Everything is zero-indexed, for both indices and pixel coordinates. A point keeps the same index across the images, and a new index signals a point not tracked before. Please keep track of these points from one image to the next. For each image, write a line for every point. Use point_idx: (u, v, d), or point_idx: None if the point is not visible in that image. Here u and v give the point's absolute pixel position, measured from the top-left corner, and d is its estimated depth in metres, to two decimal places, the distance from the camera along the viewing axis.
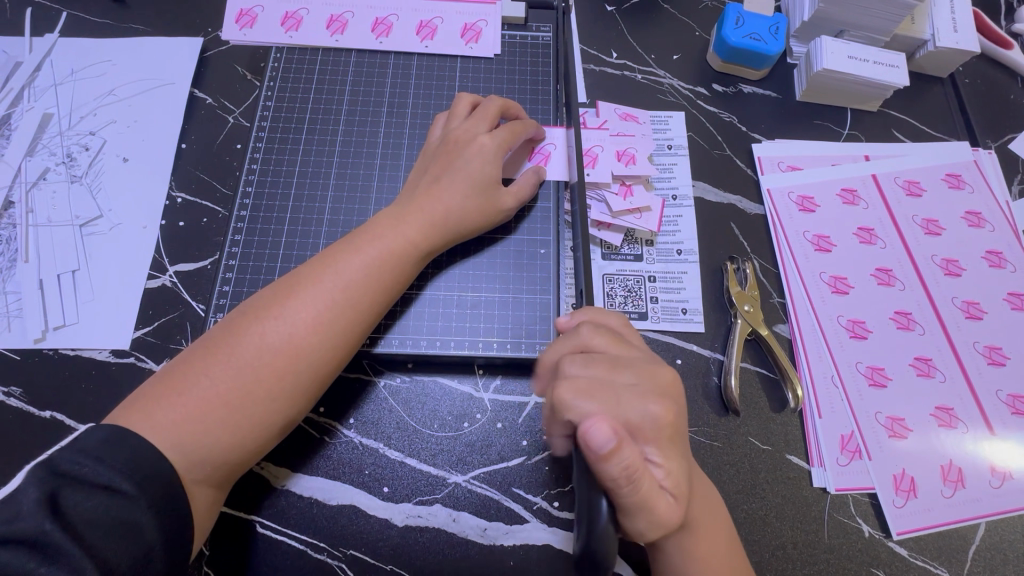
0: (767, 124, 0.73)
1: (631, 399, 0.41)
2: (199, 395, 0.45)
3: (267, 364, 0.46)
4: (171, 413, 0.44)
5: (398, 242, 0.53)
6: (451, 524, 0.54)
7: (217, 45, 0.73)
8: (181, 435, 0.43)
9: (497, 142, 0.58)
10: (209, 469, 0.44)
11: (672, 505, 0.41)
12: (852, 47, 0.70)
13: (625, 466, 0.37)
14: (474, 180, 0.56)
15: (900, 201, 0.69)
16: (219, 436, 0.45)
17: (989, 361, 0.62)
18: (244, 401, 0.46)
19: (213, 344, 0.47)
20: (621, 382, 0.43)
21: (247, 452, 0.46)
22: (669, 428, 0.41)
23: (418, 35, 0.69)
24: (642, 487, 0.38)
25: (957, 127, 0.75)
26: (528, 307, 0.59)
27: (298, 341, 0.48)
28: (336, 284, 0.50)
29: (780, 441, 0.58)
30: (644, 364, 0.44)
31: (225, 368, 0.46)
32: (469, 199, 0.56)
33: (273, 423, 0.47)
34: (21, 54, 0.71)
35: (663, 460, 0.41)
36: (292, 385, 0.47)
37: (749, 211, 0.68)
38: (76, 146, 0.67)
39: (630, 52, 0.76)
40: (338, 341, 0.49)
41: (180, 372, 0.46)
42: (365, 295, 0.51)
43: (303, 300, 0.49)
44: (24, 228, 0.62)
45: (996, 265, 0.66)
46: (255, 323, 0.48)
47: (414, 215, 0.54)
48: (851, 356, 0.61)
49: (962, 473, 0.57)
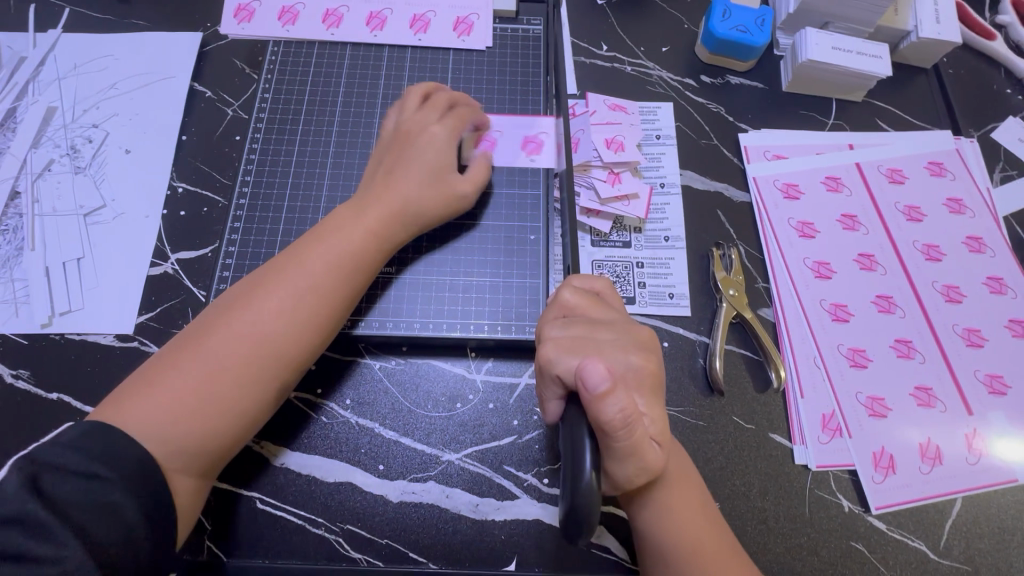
0: (753, 114, 0.75)
1: (614, 352, 0.44)
2: (172, 388, 0.47)
3: (237, 355, 0.48)
4: (147, 406, 0.46)
5: (360, 233, 0.55)
6: (444, 500, 0.56)
7: (216, 39, 0.75)
8: (157, 426, 0.45)
9: (446, 132, 0.60)
10: (187, 457, 0.46)
11: (659, 451, 0.43)
12: (836, 39, 0.72)
13: (622, 408, 0.39)
14: (428, 170, 0.58)
15: (883, 188, 0.70)
16: (194, 423, 0.46)
17: (968, 342, 0.64)
18: (218, 390, 0.48)
19: (184, 342, 0.49)
20: (605, 339, 0.45)
21: (224, 440, 0.48)
22: (650, 376, 0.45)
23: (412, 28, 0.71)
24: (636, 433, 0.40)
25: (941, 117, 0.76)
26: (519, 291, 0.61)
27: (264, 331, 0.49)
28: (299, 275, 0.52)
29: (763, 421, 0.60)
30: (624, 323, 0.47)
31: (196, 362, 0.48)
32: (425, 187, 0.57)
33: (246, 412, 0.49)
34: (26, 49, 0.73)
35: (649, 407, 0.43)
36: (262, 373, 0.49)
37: (735, 198, 0.70)
38: (79, 138, 0.69)
39: (619, 45, 0.77)
40: (305, 328, 0.51)
41: (154, 369, 0.48)
42: (331, 286, 0.52)
43: (267, 293, 0.51)
44: (30, 217, 0.64)
45: (976, 249, 0.68)
46: (225, 318, 0.50)
47: (373, 208, 0.56)
48: (834, 339, 0.63)
49: (939, 450, 0.59)
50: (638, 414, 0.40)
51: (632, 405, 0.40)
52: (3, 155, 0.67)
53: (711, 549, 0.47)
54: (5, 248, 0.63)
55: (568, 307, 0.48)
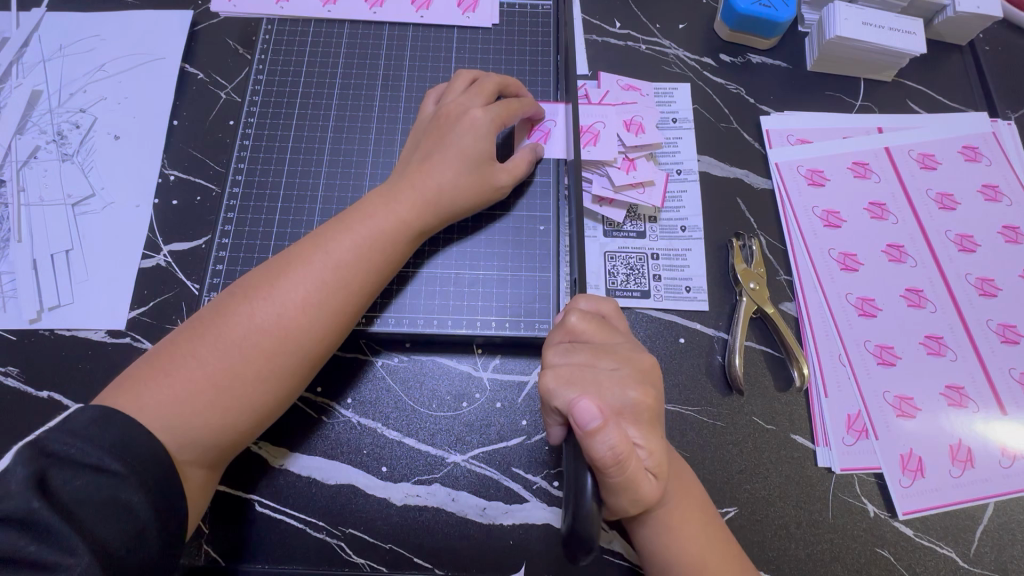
0: (776, 95, 0.70)
1: (611, 385, 0.41)
2: (186, 375, 0.44)
3: (255, 345, 0.46)
4: (159, 393, 0.43)
5: (391, 223, 0.51)
6: (450, 503, 0.54)
7: (208, 18, 0.71)
8: (168, 416, 0.43)
9: (490, 117, 0.55)
10: (199, 449, 0.44)
11: (654, 485, 0.40)
12: (867, 13, 0.67)
13: (612, 445, 0.37)
14: (466, 157, 0.54)
15: (913, 174, 0.66)
16: (208, 416, 0.44)
17: (1003, 338, 0.60)
18: (236, 381, 0.45)
19: (202, 324, 0.46)
20: (605, 369, 0.42)
21: (237, 435, 0.46)
22: (649, 411, 0.41)
23: (413, 5, 0.67)
24: (628, 468, 0.37)
25: (975, 97, 0.72)
26: (527, 285, 0.57)
27: (287, 321, 0.47)
28: (326, 263, 0.49)
29: (785, 421, 0.57)
30: (627, 350, 0.44)
31: (213, 348, 0.45)
32: (462, 175, 0.54)
33: (262, 406, 0.46)
34: (8, 29, 0.69)
35: (646, 440, 0.40)
36: (280, 366, 0.46)
37: (756, 185, 0.66)
38: (66, 123, 0.66)
39: (633, 22, 0.73)
40: (328, 323, 0.48)
41: (170, 351, 0.46)
42: (356, 276, 0.49)
43: (291, 281, 0.48)
44: (16, 208, 0.61)
45: (1013, 239, 0.64)
46: (245, 303, 0.47)
47: (405, 193, 0.53)
48: (860, 335, 0.60)
49: (971, 452, 0.56)
50: (631, 449, 0.38)
51: (624, 440, 0.37)
52: None
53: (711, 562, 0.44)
54: None
55: (569, 332, 0.45)
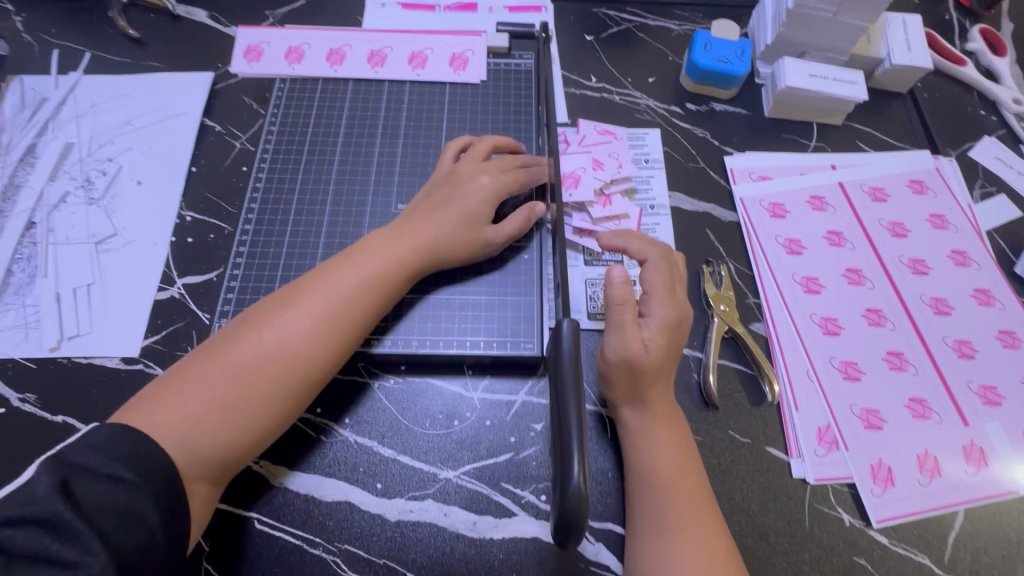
0: (738, 138, 0.78)
1: (654, 271, 0.60)
2: (196, 396, 0.48)
3: (262, 369, 0.50)
4: (170, 412, 0.47)
5: (394, 262, 0.57)
6: (442, 519, 0.56)
7: (226, 78, 0.80)
8: (178, 433, 0.46)
9: (493, 184, 0.63)
10: (204, 466, 0.47)
11: (644, 348, 0.55)
12: (813, 67, 0.76)
13: (621, 293, 0.56)
14: (465, 214, 0.61)
15: (866, 206, 0.73)
16: (213, 435, 0.47)
17: (959, 353, 0.64)
18: (242, 401, 0.49)
19: (212, 350, 0.51)
20: (650, 264, 0.60)
21: (239, 454, 0.49)
22: (675, 296, 0.59)
23: (410, 64, 0.76)
24: (624, 314, 0.56)
25: (918, 137, 0.79)
26: (514, 308, 0.63)
27: (292, 348, 0.51)
28: (329, 295, 0.54)
29: (759, 434, 0.60)
30: (670, 259, 0.61)
31: (223, 372, 0.49)
32: (457, 231, 0.60)
33: (263, 427, 0.50)
34: (48, 91, 0.77)
35: (660, 313, 0.57)
36: (282, 389, 0.50)
37: (723, 218, 0.72)
38: (94, 171, 0.72)
39: (607, 77, 0.81)
40: (329, 349, 0.52)
41: (183, 374, 0.49)
42: (356, 305, 0.54)
43: (299, 312, 0.52)
44: (44, 247, 0.67)
45: (962, 263, 0.70)
46: (255, 330, 0.51)
47: (407, 234, 0.59)
48: (826, 351, 0.64)
49: (938, 461, 0.59)
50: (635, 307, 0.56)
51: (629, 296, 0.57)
52: (21, 189, 0.70)
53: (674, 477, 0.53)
54: (19, 276, 0.65)
55: (640, 257, 0.61)
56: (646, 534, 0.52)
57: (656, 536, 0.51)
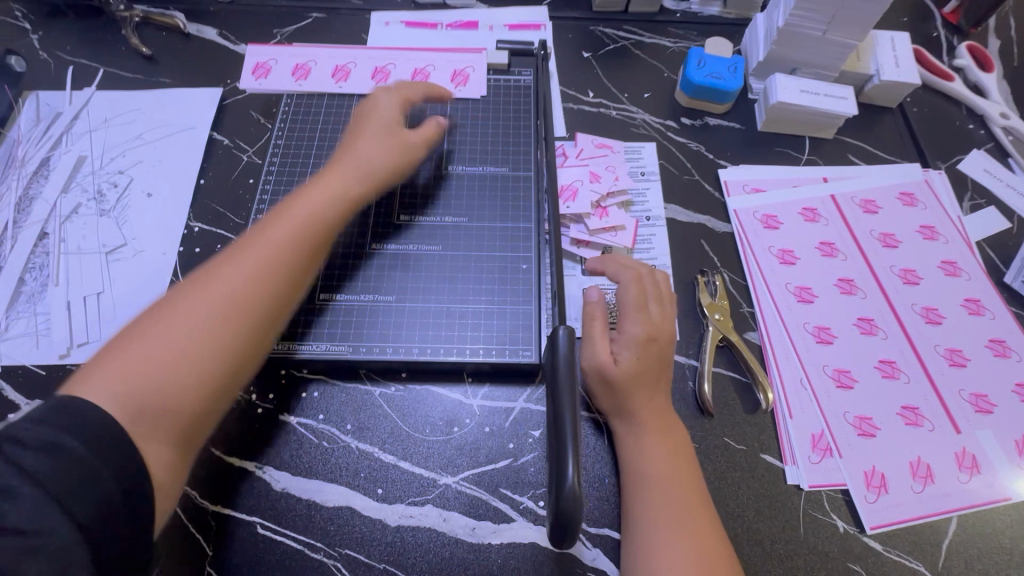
0: (732, 152, 0.80)
1: (627, 290, 0.62)
2: (148, 343, 0.49)
3: (210, 301, 0.51)
4: (124, 364, 0.47)
5: (325, 200, 0.60)
6: (442, 524, 0.57)
7: (235, 94, 0.82)
8: (137, 378, 0.47)
9: (395, 104, 0.69)
10: (171, 404, 0.47)
11: (611, 362, 0.58)
12: (803, 83, 0.78)
13: (590, 311, 0.61)
14: (382, 132, 0.66)
15: (858, 218, 0.74)
16: (174, 372, 0.48)
17: (951, 362, 0.65)
18: (198, 334, 0.50)
19: (161, 304, 0.52)
20: (624, 284, 0.63)
21: (206, 388, 0.49)
22: (645, 314, 0.60)
23: (413, 80, 0.78)
24: (593, 330, 0.60)
25: (908, 151, 0.81)
26: (512, 317, 0.64)
27: (237, 279, 0.53)
28: (269, 229, 0.56)
29: (754, 441, 0.61)
30: (643, 279, 0.63)
31: (162, 327, 0.49)
32: (379, 146, 0.65)
33: (226, 356, 0.50)
34: (62, 106, 0.80)
35: (628, 330, 0.59)
36: (237, 315, 0.51)
37: (717, 229, 0.74)
38: (105, 183, 0.74)
39: (604, 92, 0.84)
40: (277, 274, 0.54)
41: (121, 339, 0.50)
42: (299, 229, 0.57)
43: (232, 260, 0.54)
44: (56, 256, 0.69)
45: (952, 273, 0.71)
46: (198, 276, 0.53)
47: (338, 168, 0.63)
48: (819, 360, 0.65)
49: (930, 468, 0.60)
50: (602, 324, 0.61)
51: (597, 315, 0.61)
52: (35, 201, 0.72)
53: (671, 484, 0.54)
54: (31, 284, 0.67)
55: (616, 278, 0.64)
56: (642, 536, 0.52)
57: (653, 538, 0.52)
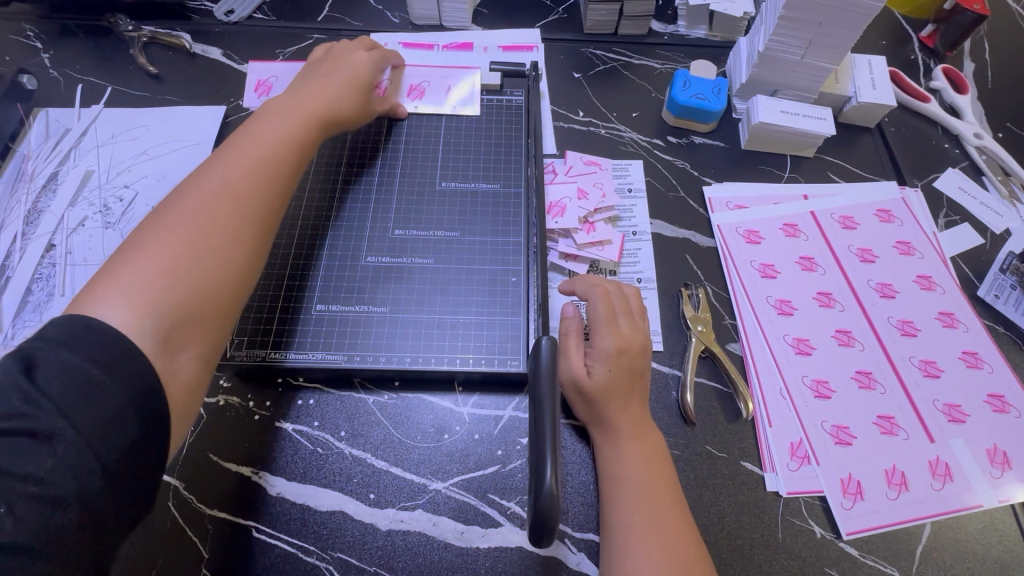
0: (717, 169, 0.83)
1: (596, 304, 0.64)
2: (158, 249, 0.50)
3: (215, 208, 0.54)
4: (139, 269, 0.48)
5: (298, 130, 0.64)
6: (431, 528, 0.59)
7: (238, 111, 0.85)
8: (160, 280, 0.48)
9: (361, 57, 0.75)
10: (198, 300, 0.50)
11: (585, 374, 0.60)
12: (783, 104, 0.81)
13: (566, 328, 0.64)
14: (349, 79, 0.72)
15: (837, 234, 0.77)
16: (198, 272, 0.50)
17: (925, 373, 0.68)
18: (211, 236, 0.52)
19: (155, 220, 0.52)
20: (593, 298, 0.64)
21: (229, 285, 0.52)
22: (614, 328, 0.62)
23: (408, 96, 0.81)
24: (568, 344, 0.62)
25: (886, 169, 0.85)
26: (502, 327, 0.66)
27: (233, 186, 0.56)
28: (252, 147, 0.60)
29: (735, 449, 0.63)
30: (612, 295, 0.65)
31: (165, 238, 0.50)
32: (347, 89, 0.71)
33: (239, 256, 0.54)
34: (71, 122, 0.83)
35: (599, 343, 0.61)
36: (243, 219, 0.55)
37: (701, 244, 0.77)
38: (111, 197, 0.77)
39: (594, 111, 0.87)
40: (269, 181, 0.58)
41: (117, 257, 0.49)
42: (281, 149, 0.61)
43: (220, 176, 0.56)
44: (62, 267, 0.71)
45: (927, 287, 0.74)
46: (188, 191, 0.55)
47: (308, 100, 0.67)
48: (798, 370, 0.68)
49: (905, 476, 0.62)
50: (576, 339, 0.63)
51: (571, 331, 0.63)
52: (43, 214, 0.75)
53: (651, 489, 0.56)
54: (37, 294, 0.69)
55: (586, 295, 0.66)
56: (624, 540, 0.54)
57: (634, 542, 0.54)
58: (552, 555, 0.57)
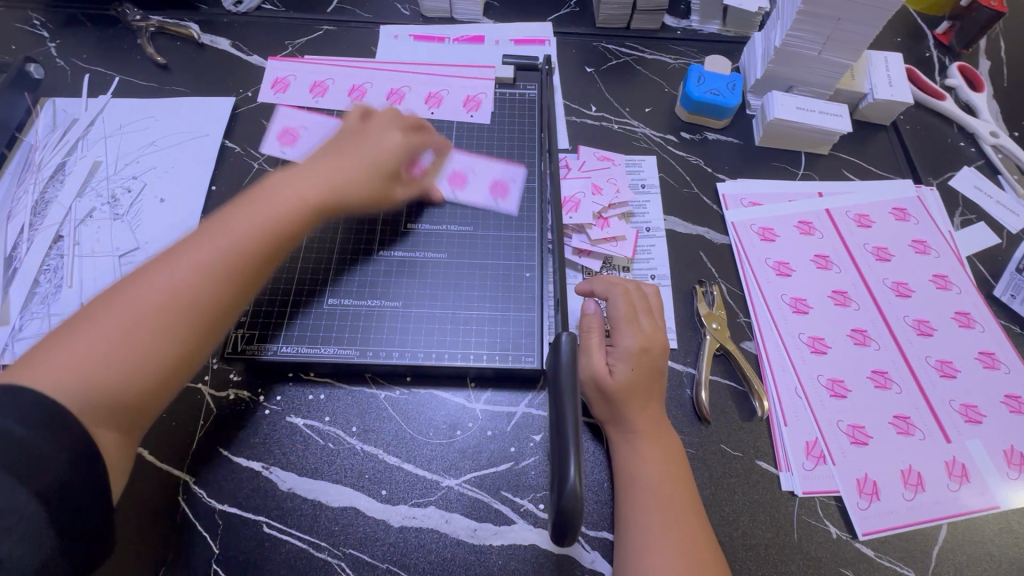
0: (731, 166, 0.82)
1: (618, 303, 0.63)
2: (83, 341, 0.47)
3: (152, 302, 0.49)
4: (57, 358, 0.46)
5: (283, 219, 0.56)
6: (444, 525, 0.58)
7: (248, 103, 0.84)
8: (72, 375, 0.45)
9: (392, 148, 0.66)
10: (105, 402, 0.46)
11: (606, 371, 0.59)
12: (799, 101, 0.80)
13: (586, 325, 0.63)
14: (370, 168, 0.63)
15: (852, 232, 0.76)
16: (111, 369, 0.46)
17: (941, 373, 0.67)
18: (136, 333, 0.48)
19: (102, 300, 0.50)
20: (615, 296, 0.64)
21: (144, 391, 0.48)
22: (638, 328, 0.61)
23: (427, 103, 0.80)
24: (590, 342, 0.62)
25: (901, 167, 0.84)
26: (516, 323, 0.66)
27: (181, 286, 0.50)
28: (224, 235, 0.54)
29: (750, 448, 0.63)
30: (633, 294, 0.64)
31: (97, 328, 0.47)
32: (360, 178, 0.62)
33: (166, 357, 0.49)
34: (78, 113, 0.82)
35: (621, 343, 0.60)
36: (177, 321, 0.50)
37: (715, 241, 0.76)
38: (120, 189, 0.76)
39: (607, 106, 0.86)
40: (223, 283, 0.52)
41: (60, 331, 0.48)
42: (251, 244, 0.54)
43: (177, 266, 0.51)
44: (70, 259, 0.71)
45: (943, 287, 0.73)
46: (143, 273, 0.51)
47: (311, 180, 0.60)
48: (813, 369, 0.67)
49: (921, 476, 0.61)
50: (598, 337, 0.62)
51: (592, 328, 0.63)
52: (50, 204, 0.74)
53: (666, 489, 0.56)
54: (45, 286, 0.69)
55: (607, 293, 0.65)
56: (639, 539, 0.53)
57: (649, 541, 0.53)
58: (567, 554, 0.57)
